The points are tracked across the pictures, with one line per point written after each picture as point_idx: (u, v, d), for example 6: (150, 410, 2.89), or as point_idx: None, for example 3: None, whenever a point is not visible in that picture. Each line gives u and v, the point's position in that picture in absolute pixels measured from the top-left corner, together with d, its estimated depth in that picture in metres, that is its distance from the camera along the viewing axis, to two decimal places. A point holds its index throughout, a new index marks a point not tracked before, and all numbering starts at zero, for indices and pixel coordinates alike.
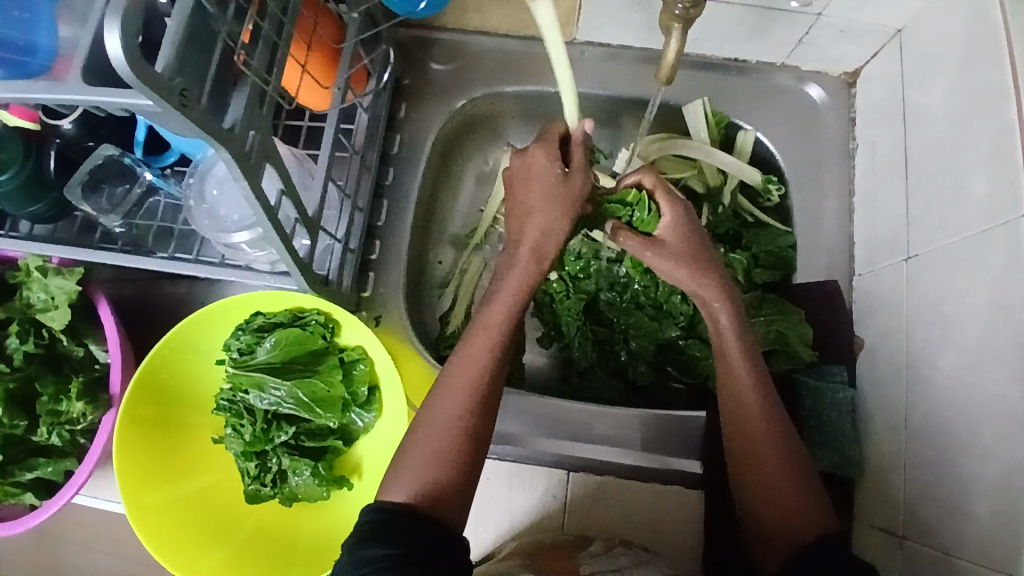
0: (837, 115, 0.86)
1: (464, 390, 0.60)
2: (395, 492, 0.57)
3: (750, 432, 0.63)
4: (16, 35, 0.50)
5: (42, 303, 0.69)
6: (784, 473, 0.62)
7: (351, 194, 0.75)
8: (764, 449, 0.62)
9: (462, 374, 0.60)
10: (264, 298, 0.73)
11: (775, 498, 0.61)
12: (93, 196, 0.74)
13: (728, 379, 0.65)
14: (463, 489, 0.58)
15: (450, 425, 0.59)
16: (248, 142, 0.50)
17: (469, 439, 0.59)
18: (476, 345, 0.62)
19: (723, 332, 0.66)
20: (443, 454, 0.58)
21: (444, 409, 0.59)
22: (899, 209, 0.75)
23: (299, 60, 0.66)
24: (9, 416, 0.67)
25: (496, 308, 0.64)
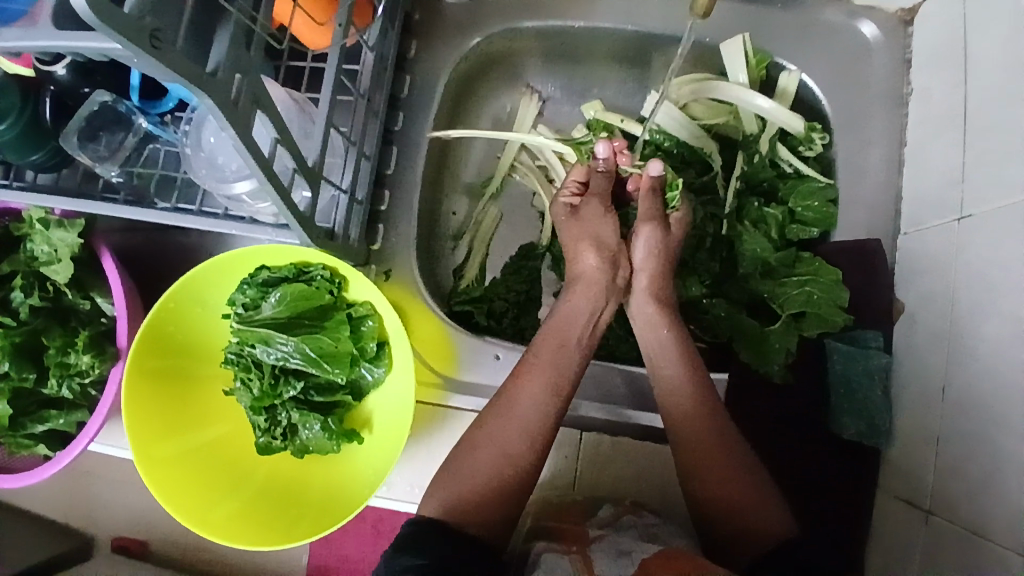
0: (891, 54, 0.78)
1: (513, 416, 0.65)
2: (433, 503, 0.62)
3: (690, 436, 0.66)
4: None
5: (46, 256, 0.68)
6: (733, 473, 0.64)
7: (356, 141, 0.70)
8: (706, 446, 0.65)
9: (518, 396, 0.66)
10: (268, 250, 0.70)
11: (722, 497, 0.64)
12: (90, 144, 0.70)
13: (669, 386, 0.69)
14: (504, 507, 0.63)
15: (499, 447, 0.64)
16: (234, 86, 0.45)
17: (516, 460, 0.64)
18: (539, 364, 0.67)
19: (665, 339, 0.71)
20: (491, 473, 0.63)
21: (498, 429, 0.65)
22: (953, 163, 0.67)
23: None
24: (18, 369, 0.67)
25: (553, 331, 0.70)
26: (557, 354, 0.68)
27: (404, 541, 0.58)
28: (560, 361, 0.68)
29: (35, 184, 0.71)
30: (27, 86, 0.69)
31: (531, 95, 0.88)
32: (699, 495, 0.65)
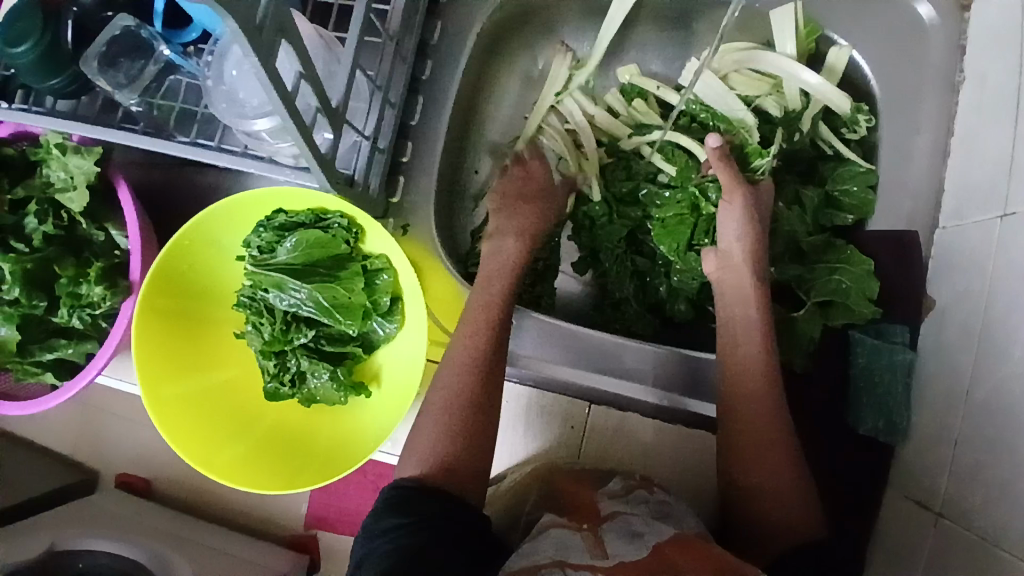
0: (944, 41, 0.72)
1: (459, 368, 0.65)
2: (409, 467, 0.62)
3: (751, 427, 0.65)
4: None
5: (62, 182, 0.67)
6: (784, 471, 0.63)
7: (382, 87, 0.67)
8: (763, 440, 0.64)
9: (460, 350, 0.66)
10: (287, 194, 0.68)
11: (761, 492, 0.63)
12: (110, 70, 0.68)
13: (739, 369, 0.67)
14: (473, 456, 0.62)
15: (452, 400, 0.64)
16: (259, 12, 0.43)
17: (472, 411, 0.63)
18: (470, 322, 0.67)
19: (750, 322, 0.68)
20: (447, 426, 0.63)
21: (446, 384, 0.65)
22: (1004, 155, 0.64)
23: None
24: (28, 296, 0.66)
25: (483, 284, 0.69)
26: (484, 305, 0.68)
27: (389, 502, 0.57)
28: (490, 311, 0.67)
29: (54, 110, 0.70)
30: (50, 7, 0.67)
31: (564, 52, 0.83)
32: (740, 485, 0.65)
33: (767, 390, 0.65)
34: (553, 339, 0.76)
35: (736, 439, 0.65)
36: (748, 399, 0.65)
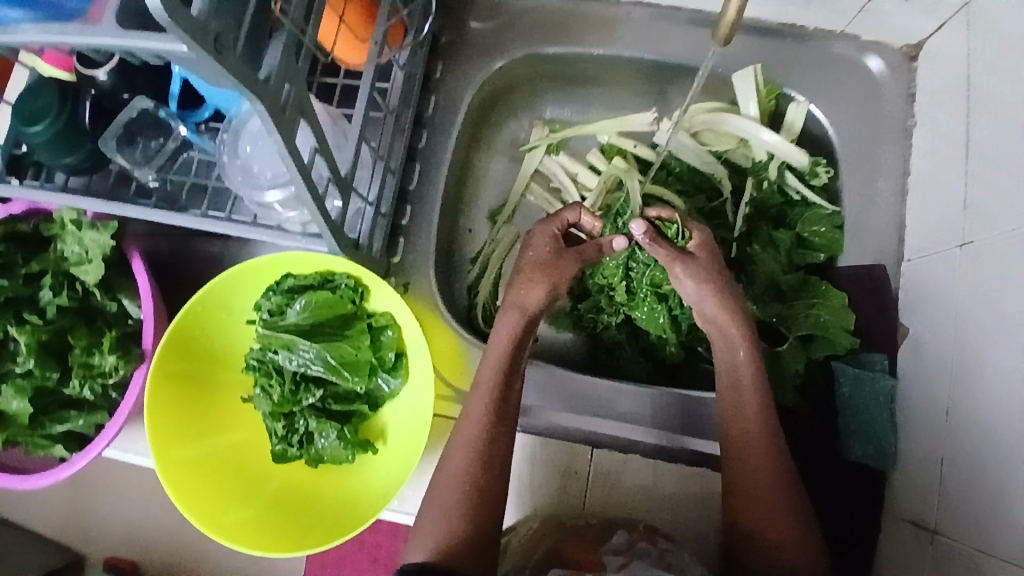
0: (897, 88, 0.81)
1: (466, 451, 0.66)
2: (416, 552, 0.63)
3: (750, 458, 0.67)
4: None
5: (77, 256, 0.70)
6: (779, 499, 0.66)
7: (384, 156, 0.74)
8: (762, 469, 0.66)
9: (464, 435, 0.66)
10: (296, 259, 0.72)
11: (760, 520, 0.65)
12: (127, 148, 0.74)
13: (738, 410, 0.69)
14: (477, 544, 0.63)
15: (457, 482, 0.65)
16: (282, 95, 0.47)
17: (476, 496, 0.64)
18: (473, 403, 0.67)
19: (740, 365, 0.70)
20: (452, 512, 0.63)
21: (451, 470, 0.65)
22: (957, 193, 0.70)
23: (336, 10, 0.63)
24: (42, 367, 0.67)
25: (487, 367, 0.69)
26: (486, 391, 0.68)
27: None
28: (493, 398, 0.67)
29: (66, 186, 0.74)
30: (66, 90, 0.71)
31: (545, 121, 0.92)
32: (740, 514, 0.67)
33: (764, 423, 0.68)
34: (549, 388, 0.79)
35: (734, 470, 0.68)
36: (744, 432, 0.68)
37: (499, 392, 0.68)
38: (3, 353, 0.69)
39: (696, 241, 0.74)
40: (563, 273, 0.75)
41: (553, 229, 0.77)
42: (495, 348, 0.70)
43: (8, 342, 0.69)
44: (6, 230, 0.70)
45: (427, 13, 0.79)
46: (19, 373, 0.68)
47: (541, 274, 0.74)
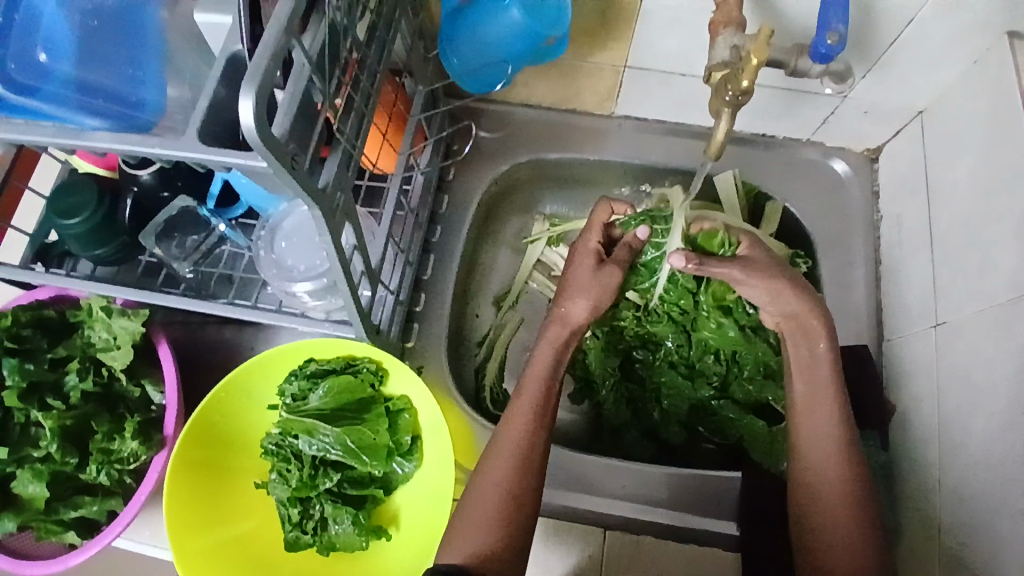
0: (862, 186, 0.91)
1: (507, 457, 0.68)
2: (454, 554, 0.63)
3: (824, 472, 0.67)
4: (125, 92, 0.53)
5: (104, 342, 0.73)
6: (851, 517, 0.65)
7: (404, 250, 0.81)
8: (835, 485, 0.66)
9: (506, 440, 0.68)
10: (320, 345, 0.76)
11: (833, 536, 0.64)
12: (166, 240, 0.79)
13: (829, 490, 0.66)
14: (514, 547, 0.64)
15: (497, 488, 0.66)
16: (335, 200, 0.54)
17: (515, 501, 0.66)
18: (515, 412, 0.70)
19: (825, 439, 0.68)
20: (492, 516, 0.65)
21: (491, 474, 0.67)
22: (925, 280, 0.78)
23: (381, 130, 0.74)
24: (62, 453, 0.69)
25: (530, 377, 0.73)
26: (531, 399, 0.71)
27: None
28: (535, 405, 0.70)
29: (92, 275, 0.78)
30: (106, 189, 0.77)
31: (542, 215, 1.00)
32: (806, 524, 0.66)
33: (839, 435, 0.68)
34: (555, 471, 0.82)
35: (807, 481, 0.68)
36: (820, 444, 0.68)
37: (541, 400, 0.71)
38: (23, 437, 0.70)
39: (747, 245, 0.80)
40: (607, 286, 0.79)
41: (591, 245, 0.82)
42: (539, 360, 0.74)
43: (30, 427, 0.71)
44: (33, 315, 0.73)
45: (463, 140, 0.93)
46: (37, 458, 0.70)
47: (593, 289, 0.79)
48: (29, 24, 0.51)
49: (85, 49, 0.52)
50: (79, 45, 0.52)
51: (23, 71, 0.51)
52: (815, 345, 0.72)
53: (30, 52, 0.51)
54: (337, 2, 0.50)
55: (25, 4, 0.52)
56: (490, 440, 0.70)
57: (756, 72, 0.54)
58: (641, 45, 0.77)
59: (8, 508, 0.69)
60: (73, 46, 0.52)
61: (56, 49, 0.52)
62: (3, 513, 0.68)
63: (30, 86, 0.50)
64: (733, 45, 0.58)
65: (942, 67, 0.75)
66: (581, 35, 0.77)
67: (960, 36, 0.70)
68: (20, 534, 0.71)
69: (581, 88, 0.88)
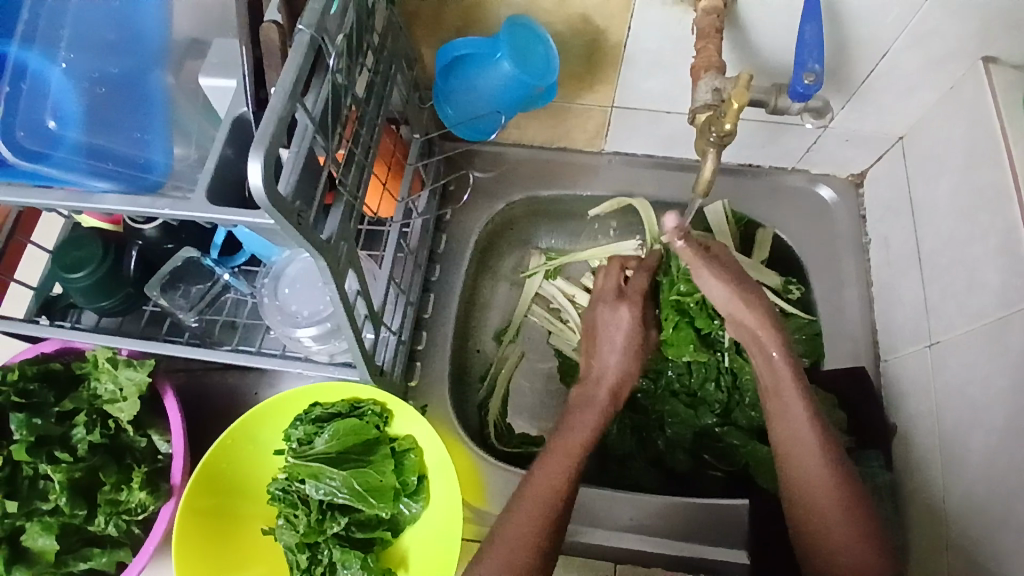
0: (847, 211, 0.94)
1: (550, 488, 0.68)
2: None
3: (811, 483, 0.67)
4: (135, 155, 0.56)
5: (111, 393, 0.74)
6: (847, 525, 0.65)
7: (405, 291, 0.83)
8: (824, 495, 0.66)
9: (537, 490, 0.67)
10: (324, 388, 0.76)
11: (834, 546, 0.64)
12: (170, 292, 0.80)
13: (821, 511, 0.66)
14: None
15: (536, 516, 0.66)
16: (339, 250, 0.56)
17: (539, 553, 0.64)
18: (562, 447, 0.72)
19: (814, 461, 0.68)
20: (515, 566, 0.63)
21: (519, 521, 0.66)
22: (915, 300, 0.80)
23: (382, 179, 0.77)
24: (71, 506, 0.69)
25: (571, 435, 0.73)
26: (569, 455, 0.71)
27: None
28: (573, 459, 0.70)
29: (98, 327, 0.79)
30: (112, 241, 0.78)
31: (539, 249, 1.02)
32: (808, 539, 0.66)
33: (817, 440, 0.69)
34: None
35: (798, 496, 0.68)
36: (801, 453, 0.69)
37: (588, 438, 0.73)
38: (32, 491, 0.70)
39: (718, 247, 0.81)
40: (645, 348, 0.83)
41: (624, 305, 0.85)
42: (580, 420, 0.75)
43: (38, 480, 0.70)
44: (41, 369, 0.74)
45: (462, 186, 0.95)
46: (45, 511, 0.70)
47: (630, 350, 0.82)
48: (37, 92, 0.55)
49: (91, 115, 0.56)
50: (85, 112, 0.56)
51: (32, 138, 0.54)
52: (769, 351, 0.75)
53: (39, 120, 0.55)
54: (338, 65, 0.52)
55: (32, 74, 0.55)
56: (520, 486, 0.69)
57: (738, 115, 0.57)
58: (627, 85, 0.80)
59: (18, 560, 0.68)
60: (80, 113, 0.56)
61: (64, 117, 0.55)
62: (12, 567, 0.67)
63: (41, 152, 0.54)
64: (714, 88, 0.61)
65: (916, 95, 0.78)
66: (569, 79, 0.80)
67: (932, 65, 0.74)
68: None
69: (571, 128, 0.91)
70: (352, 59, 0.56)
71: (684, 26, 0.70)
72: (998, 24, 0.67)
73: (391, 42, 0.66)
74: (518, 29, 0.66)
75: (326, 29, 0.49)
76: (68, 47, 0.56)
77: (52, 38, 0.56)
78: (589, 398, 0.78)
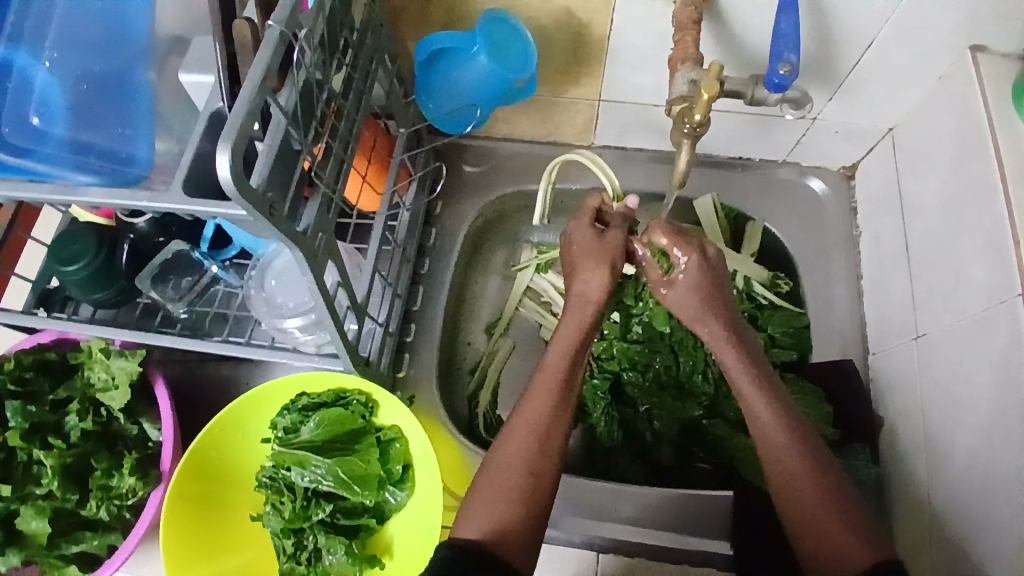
0: (839, 205, 0.93)
1: (573, 334, 0.71)
2: (469, 530, 0.60)
3: (796, 486, 0.63)
4: (118, 149, 0.57)
5: (103, 382, 0.75)
6: (842, 525, 0.60)
7: (392, 283, 0.84)
8: (810, 500, 0.62)
9: (529, 417, 0.66)
10: (312, 377, 0.77)
11: (798, 489, 0.62)
12: (161, 283, 0.83)
13: (775, 458, 0.64)
14: (531, 525, 0.61)
15: (565, 354, 0.70)
16: (317, 241, 0.58)
17: (534, 479, 0.63)
18: (580, 290, 0.73)
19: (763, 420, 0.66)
20: (513, 492, 0.62)
21: (510, 452, 0.64)
22: (904, 294, 0.80)
23: (360, 172, 0.78)
24: (63, 490, 0.71)
25: (558, 353, 0.70)
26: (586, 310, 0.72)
27: (501, 474, 0.63)
28: (561, 381, 0.68)
29: (93, 318, 0.81)
30: (105, 233, 0.80)
31: (539, 192, 0.95)
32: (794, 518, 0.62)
33: (790, 440, 0.64)
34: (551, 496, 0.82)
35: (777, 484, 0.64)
36: (778, 456, 0.64)
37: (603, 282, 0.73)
38: (25, 475, 0.73)
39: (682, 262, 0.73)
40: (611, 249, 0.75)
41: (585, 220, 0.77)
42: (564, 336, 0.71)
43: (32, 465, 0.73)
44: (35, 358, 0.75)
45: (436, 177, 0.95)
46: (39, 495, 0.72)
47: (592, 260, 0.74)
48: (24, 90, 0.57)
49: (77, 112, 0.57)
50: (71, 108, 0.57)
51: (19, 134, 0.56)
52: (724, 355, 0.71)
53: (24, 116, 0.56)
54: (311, 60, 0.53)
55: (19, 72, 0.57)
56: (511, 414, 0.67)
57: (709, 106, 0.58)
58: (614, 79, 0.80)
59: (13, 543, 0.71)
60: (65, 110, 0.57)
61: (49, 112, 0.57)
62: (7, 547, 0.70)
63: (27, 147, 0.56)
64: (690, 80, 0.62)
65: (905, 86, 0.77)
66: (556, 73, 0.81)
67: (918, 56, 0.73)
68: (21, 571, 0.74)
69: (560, 122, 0.91)
70: (328, 54, 0.57)
71: (667, 20, 0.70)
72: (983, 16, 0.67)
73: (372, 38, 0.67)
74: (495, 23, 0.67)
75: (298, 24, 0.50)
76: (53, 47, 0.58)
77: (36, 38, 0.58)
78: (566, 319, 0.72)
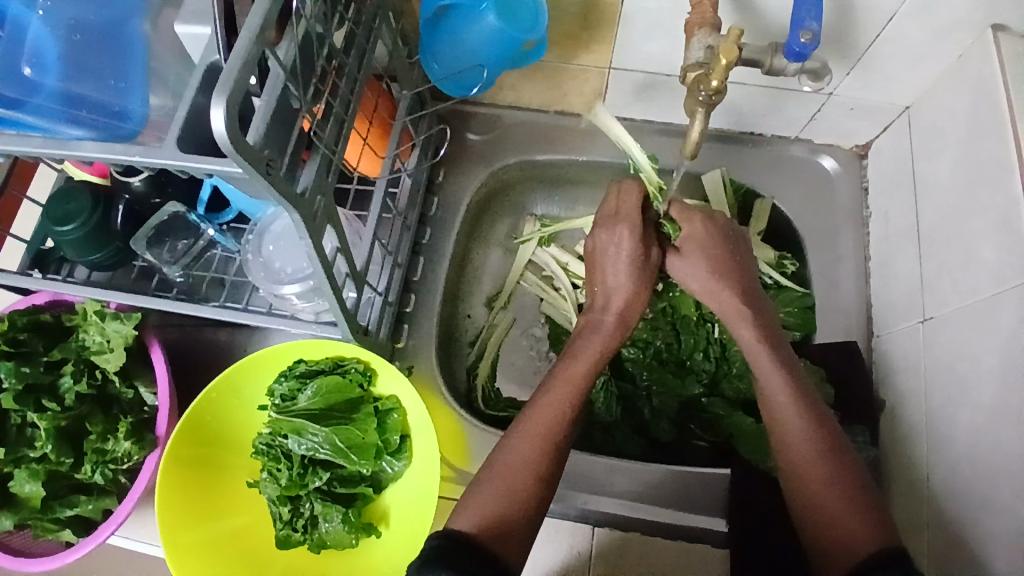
0: (850, 183, 0.91)
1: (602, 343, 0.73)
2: (464, 521, 0.61)
3: (801, 463, 0.64)
4: (111, 101, 0.55)
5: (98, 344, 0.74)
6: (845, 501, 0.61)
7: (392, 252, 0.82)
8: (813, 474, 0.63)
9: (541, 420, 0.66)
10: (308, 345, 0.76)
11: (806, 469, 0.64)
12: (157, 246, 0.81)
13: (788, 440, 0.66)
14: (527, 525, 0.61)
15: (589, 363, 0.71)
16: (315, 204, 0.56)
17: (537, 482, 0.63)
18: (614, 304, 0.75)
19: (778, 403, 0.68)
20: (515, 492, 0.62)
21: (519, 452, 0.64)
22: (912, 274, 0.78)
23: (361, 133, 0.76)
24: (57, 453, 0.70)
25: (580, 362, 0.71)
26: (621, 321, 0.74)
27: (504, 473, 0.63)
28: (580, 388, 0.69)
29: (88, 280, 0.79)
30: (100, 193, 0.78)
31: (541, 165, 0.94)
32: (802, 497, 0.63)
33: (805, 419, 0.66)
34: None
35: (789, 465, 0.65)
36: (786, 433, 0.66)
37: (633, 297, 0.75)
38: (20, 438, 0.72)
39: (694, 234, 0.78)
40: (648, 278, 0.76)
41: (633, 228, 0.76)
42: (590, 344, 0.72)
43: (26, 427, 0.73)
44: (29, 320, 0.74)
45: (440, 141, 0.93)
46: (33, 458, 0.72)
47: (631, 281, 0.75)
48: (15, 40, 0.54)
49: (67, 62, 0.54)
50: (63, 57, 0.54)
51: (10, 84, 0.53)
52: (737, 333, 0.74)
53: (15, 66, 0.54)
54: (311, 11, 0.51)
55: (12, 21, 0.55)
56: (522, 414, 0.68)
57: (726, 71, 0.56)
58: (624, 46, 0.78)
59: (6, 506, 0.71)
60: (57, 59, 0.54)
61: (42, 63, 0.54)
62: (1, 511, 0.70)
63: (18, 99, 0.53)
64: (706, 45, 0.60)
65: (923, 63, 0.75)
66: (565, 38, 0.78)
67: (938, 32, 0.70)
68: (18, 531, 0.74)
69: (568, 91, 0.88)
70: (328, 7, 0.54)
71: None
72: None
73: None
74: None
75: None
76: None
77: None
78: (599, 328, 0.74)
